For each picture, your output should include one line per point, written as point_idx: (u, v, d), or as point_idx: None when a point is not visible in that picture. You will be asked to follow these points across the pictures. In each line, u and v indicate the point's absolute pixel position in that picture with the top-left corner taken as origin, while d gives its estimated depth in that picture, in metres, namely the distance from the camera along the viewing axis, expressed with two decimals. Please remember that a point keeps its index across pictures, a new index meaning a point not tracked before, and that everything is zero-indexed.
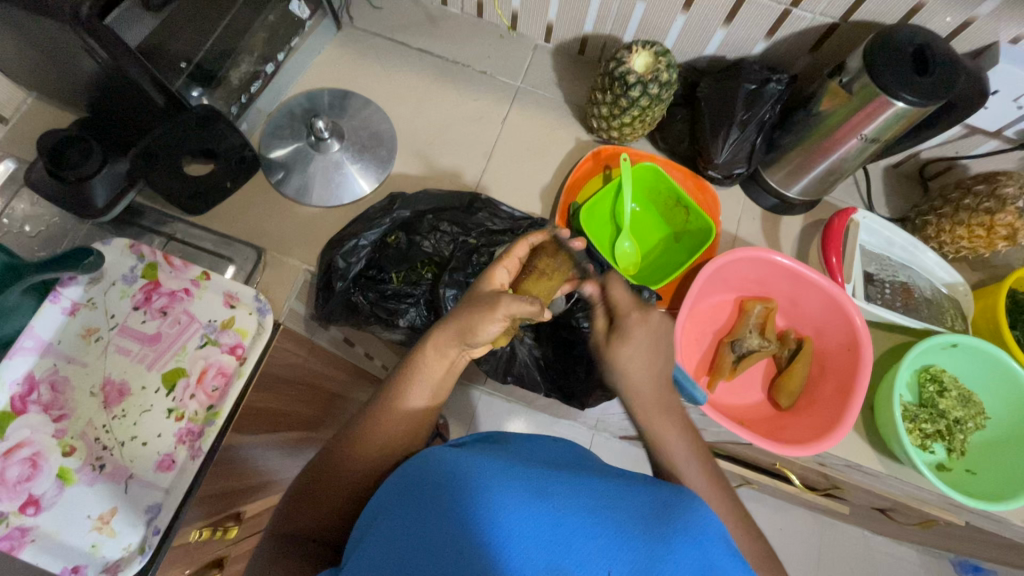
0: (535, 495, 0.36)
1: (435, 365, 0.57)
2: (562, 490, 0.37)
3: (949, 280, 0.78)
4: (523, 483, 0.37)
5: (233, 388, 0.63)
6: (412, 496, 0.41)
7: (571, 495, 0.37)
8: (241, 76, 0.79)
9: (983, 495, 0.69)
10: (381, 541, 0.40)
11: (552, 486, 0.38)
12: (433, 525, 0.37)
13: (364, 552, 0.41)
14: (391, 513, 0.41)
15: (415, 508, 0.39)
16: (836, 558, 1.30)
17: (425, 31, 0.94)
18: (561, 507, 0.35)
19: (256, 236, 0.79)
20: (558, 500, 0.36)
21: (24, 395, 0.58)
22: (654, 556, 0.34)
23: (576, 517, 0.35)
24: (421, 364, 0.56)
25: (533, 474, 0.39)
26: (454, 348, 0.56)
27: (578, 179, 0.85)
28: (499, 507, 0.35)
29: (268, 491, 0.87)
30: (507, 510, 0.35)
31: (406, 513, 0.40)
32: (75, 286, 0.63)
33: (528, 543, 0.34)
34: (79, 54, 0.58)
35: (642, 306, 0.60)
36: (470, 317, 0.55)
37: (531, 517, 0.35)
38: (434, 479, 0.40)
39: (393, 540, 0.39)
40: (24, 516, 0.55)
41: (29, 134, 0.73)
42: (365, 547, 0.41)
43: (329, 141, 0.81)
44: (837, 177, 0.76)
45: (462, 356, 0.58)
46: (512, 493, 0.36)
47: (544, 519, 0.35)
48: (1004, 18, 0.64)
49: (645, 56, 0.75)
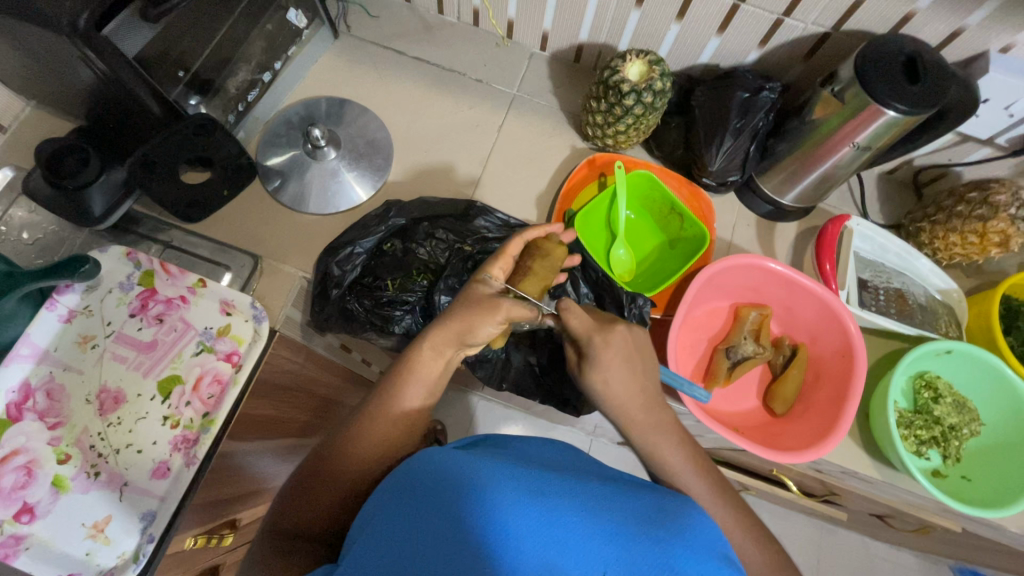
0: (530, 495, 0.36)
1: (431, 364, 0.58)
2: (557, 491, 0.37)
3: (942, 287, 0.78)
4: (517, 483, 0.37)
5: (228, 396, 0.63)
6: (405, 497, 0.41)
7: (564, 496, 0.37)
8: (239, 85, 0.80)
9: (977, 501, 0.68)
10: (375, 544, 0.40)
11: (545, 486, 0.38)
12: (427, 527, 0.37)
13: (358, 553, 0.41)
14: (383, 518, 0.41)
15: (409, 508, 0.39)
16: (835, 564, 1.29)
17: (421, 40, 0.94)
18: (555, 507, 0.36)
19: (253, 243, 0.79)
20: (551, 500, 0.36)
21: (19, 402, 0.58)
22: (647, 557, 0.34)
23: (571, 518, 0.35)
24: (416, 361, 0.58)
25: (527, 475, 0.39)
26: (451, 347, 0.58)
27: (572, 186, 0.86)
28: (494, 508, 0.35)
29: (264, 498, 0.87)
30: (500, 510, 0.35)
31: (400, 514, 0.40)
32: (72, 294, 0.64)
33: (523, 543, 0.34)
34: (77, 65, 0.58)
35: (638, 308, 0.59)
36: (469, 314, 0.58)
37: (525, 518, 0.35)
38: (428, 479, 0.40)
39: (386, 540, 0.39)
40: (18, 524, 0.55)
41: (27, 141, 0.73)
42: (358, 548, 0.41)
43: (325, 148, 0.81)
44: (830, 185, 0.77)
45: (458, 356, 0.60)
46: (505, 493, 0.36)
47: (538, 519, 0.35)
48: (994, 27, 0.64)
49: (639, 65, 0.75)
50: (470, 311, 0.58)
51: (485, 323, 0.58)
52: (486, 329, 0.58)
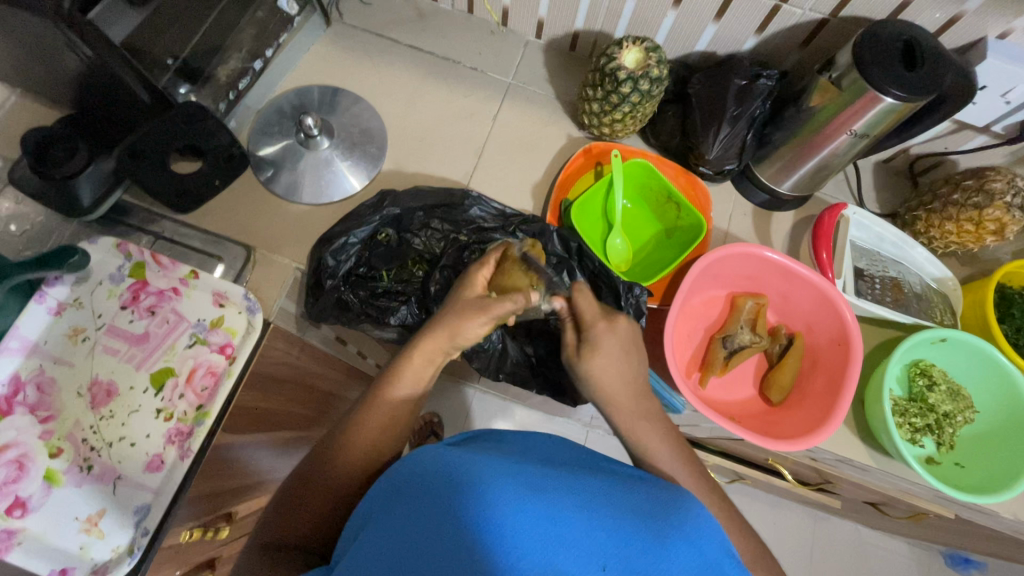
0: (529, 490, 0.36)
1: (419, 368, 0.59)
2: (557, 487, 0.37)
3: (938, 275, 0.79)
4: (516, 478, 0.37)
5: (222, 388, 0.64)
6: (404, 494, 0.41)
7: (564, 490, 0.37)
8: (230, 73, 0.79)
9: (969, 486, 0.69)
10: (375, 542, 0.39)
11: (544, 481, 0.38)
12: (427, 521, 0.37)
13: (357, 550, 0.40)
14: (383, 516, 0.41)
15: (407, 503, 0.39)
16: (829, 552, 1.30)
17: (415, 28, 0.93)
18: (554, 502, 0.35)
19: (246, 234, 0.78)
20: (552, 494, 0.36)
21: (9, 396, 0.57)
22: (649, 553, 0.34)
23: (571, 513, 0.35)
24: (407, 367, 0.59)
25: (527, 470, 0.39)
26: (441, 353, 0.60)
27: (568, 176, 0.85)
28: (494, 504, 0.35)
29: (259, 491, 0.86)
30: (500, 507, 0.35)
31: (399, 510, 0.40)
32: (61, 286, 0.62)
33: (523, 539, 0.34)
34: (63, 51, 0.57)
35: (610, 314, 0.62)
36: (450, 312, 0.60)
37: (524, 512, 0.34)
38: (426, 475, 0.40)
39: (385, 537, 0.39)
40: (9, 519, 0.53)
41: (13, 130, 0.72)
42: (358, 545, 0.41)
43: (319, 137, 0.80)
44: (828, 173, 0.76)
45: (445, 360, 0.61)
46: (505, 489, 0.36)
47: (538, 514, 0.35)
48: (992, 13, 0.64)
49: (635, 52, 0.74)
50: (455, 316, 0.60)
51: (470, 324, 0.59)
52: (470, 324, 0.59)
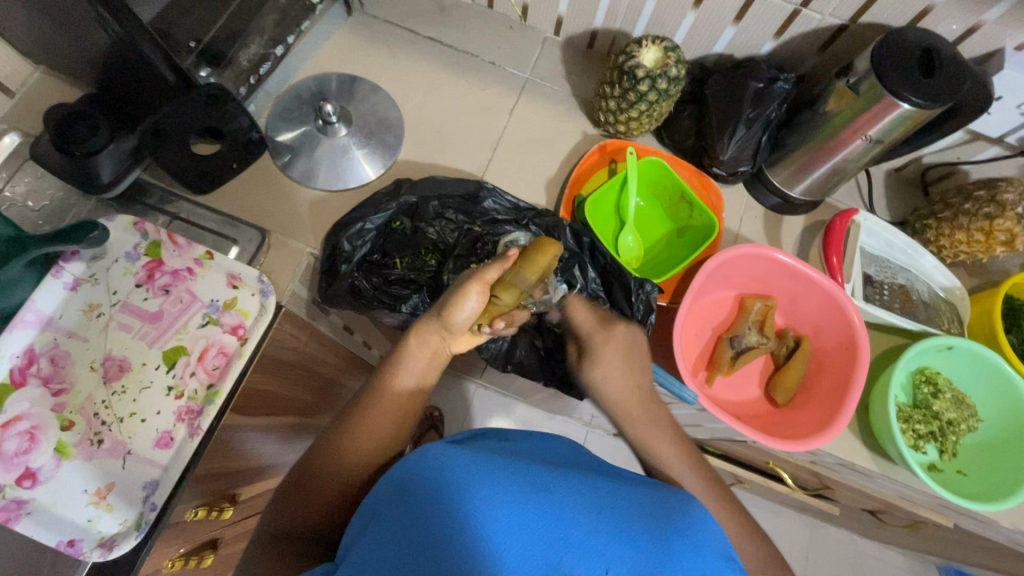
0: (533, 491, 0.36)
1: (418, 354, 0.59)
2: (563, 489, 0.37)
3: (946, 284, 0.80)
4: (521, 479, 0.37)
5: (233, 368, 0.63)
6: (404, 491, 0.41)
7: (570, 493, 0.37)
8: (251, 58, 0.81)
9: (973, 494, 0.69)
10: (381, 541, 0.40)
11: (551, 482, 0.38)
12: (430, 523, 0.37)
13: (364, 550, 0.40)
14: (388, 514, 0.41)
15: (410, 500, 0.39)
16: (824, 559, 1.31)
17: (435, 20, 0.94)
18: (560, 504, 0.36)
19: (260, 217, 0.79)
20: (555, 497, 0.36)
21: (24, 367, 0.58)
22: (654, 556, 0.34)
23: (577, 514, 0.36)
24: (407, 353, 0.59)
25: (529, 470, 0.39)
26: (436, 336, 0.59)
27: (583, 171, 0.86)
28: (497, 505, 0.35)
29: (263, 475, 0.87)
30: (501, 508, 0.35)
31: (399, 508, 0.40)
32: (78, 261, 0.63)
33: (528, 539, 0.34)
34: (92, 26, 0.58)
35: None
36: (448, 297, 0.58)
37: (528, 515, 0.35)
38: (426, 472, 0.40)
39: (389, 536, 0.39)
40: (20, 489, 0.55)
41: (34, 108, 0.72)
42: (362, 545, 0.41)
43: (336, 124, 0.81)
44: (840, 178, 0.77)
45: (446, 346, 0.61)
46: (510, 488, 0.36)
47: (541, 516, 0.35)
48: (1010, 24, 0.65)
49: (654, 51, 0.75)
50: (452, 296, 0.57)
51: (466, 307, 0.57)
52: (463, 309, 0.57)
